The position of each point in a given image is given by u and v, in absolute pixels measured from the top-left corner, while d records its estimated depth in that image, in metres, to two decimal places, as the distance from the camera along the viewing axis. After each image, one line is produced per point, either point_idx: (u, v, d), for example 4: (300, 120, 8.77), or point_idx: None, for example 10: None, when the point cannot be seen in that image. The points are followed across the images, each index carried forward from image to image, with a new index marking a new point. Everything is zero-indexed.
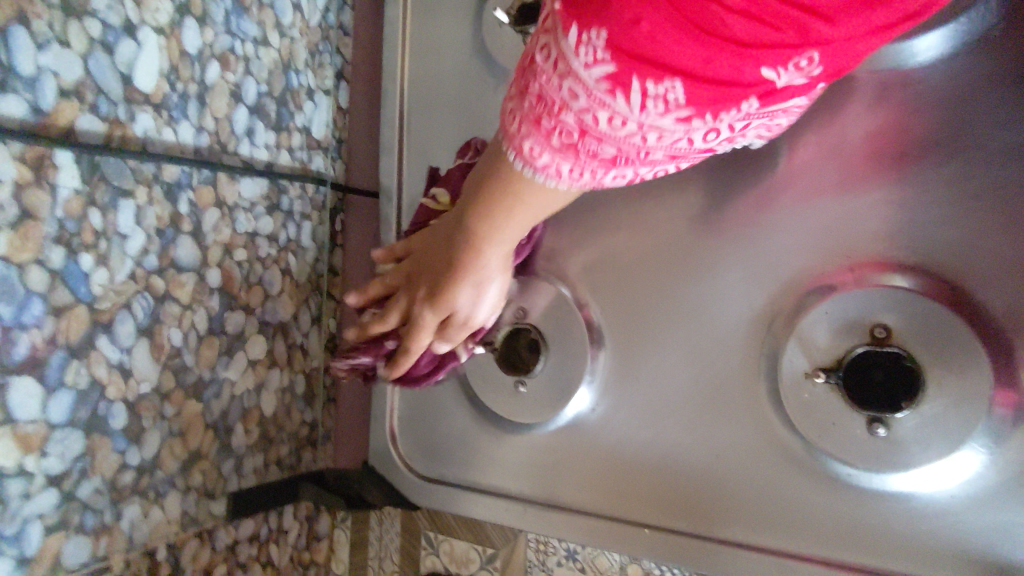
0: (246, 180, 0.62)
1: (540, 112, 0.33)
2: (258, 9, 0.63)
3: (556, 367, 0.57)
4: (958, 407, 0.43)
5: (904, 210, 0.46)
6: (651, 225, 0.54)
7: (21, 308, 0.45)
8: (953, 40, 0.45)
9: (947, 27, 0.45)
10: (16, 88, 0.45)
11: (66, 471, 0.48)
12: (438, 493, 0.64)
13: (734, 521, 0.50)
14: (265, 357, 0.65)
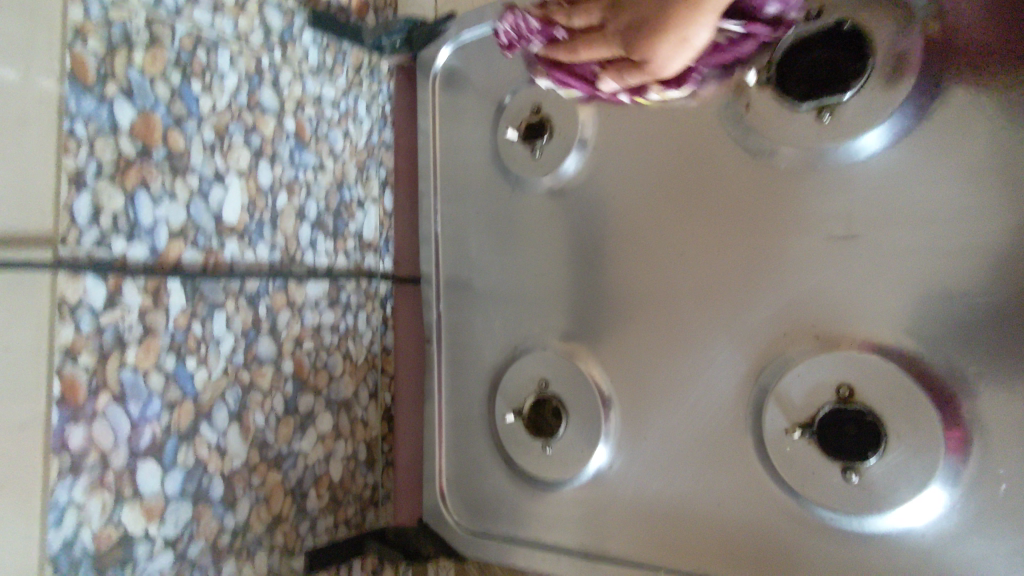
0: (311, 283, 0.75)
1: None
2: (315, 142, 0.77)
3: (577, 430, 0.65)
4: (918, 457, 0.48)
5: (861, 284, 0.53)
6: (650, 304, 0.63)
7: (145, 406, 0.58)
8: (889, 135, 0.52)
9: (885, 123, 0.52)
10: (140, 237, 0.59)
11: (179, 534, 0.60)
12: (484, 544, 0.72)
13: (740, 563, 0.57)
14: (331, 430, 0.76)
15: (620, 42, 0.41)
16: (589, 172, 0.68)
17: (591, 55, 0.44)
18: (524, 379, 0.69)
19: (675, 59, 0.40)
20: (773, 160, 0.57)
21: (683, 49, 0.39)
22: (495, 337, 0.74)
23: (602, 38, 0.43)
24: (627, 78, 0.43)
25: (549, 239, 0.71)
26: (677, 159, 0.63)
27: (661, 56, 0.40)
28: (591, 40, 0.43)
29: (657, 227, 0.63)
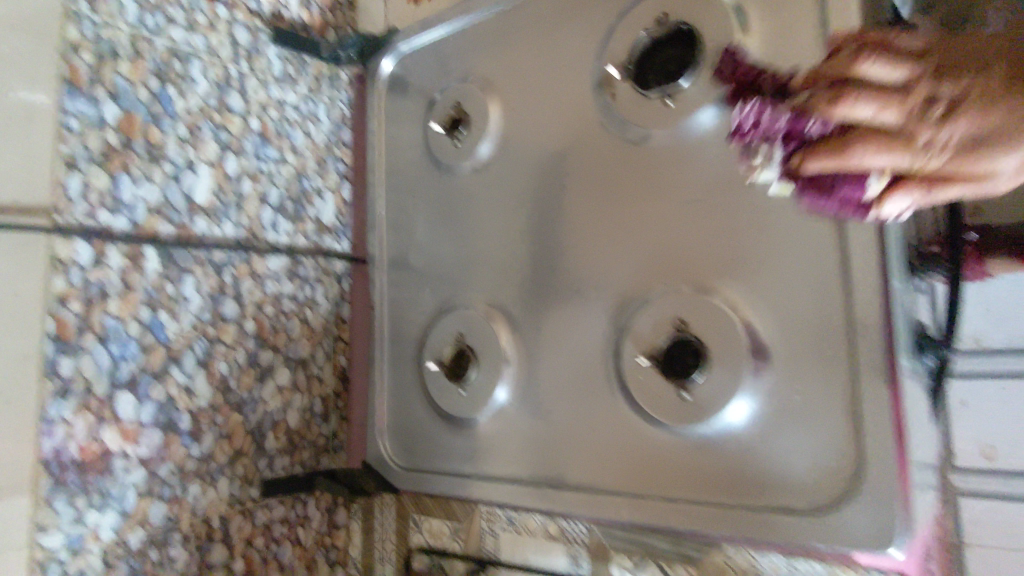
0: (272, 257, 0.87)
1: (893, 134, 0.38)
2: (278, 138, 0.90)
3: (484, 372, 0.77)
4: (729, 372, 0.60)
5: (698, 239, 0.65)
6: (548, 264, 0.76)
7: (123, 347, 0.71)
8: (722, 109, 0.64)
9: (716, 100, 0.63)
10: (122, 211, 0.73)
11: (150, 455, 0.73)
12: (414, 478, 0.84)
13: (605, 472, 0.69)
14: (289, 383, 0.88)
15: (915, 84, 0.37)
16: (498, 157, 0.81)
17: (855, 116, 0.38)
18: (445, 334, 0.82)
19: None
20: (637, 140, 0.69)
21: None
22: (427, 301, 0.87)
23: (928, 121, 0.36)
24: (938, 160, 0.37)
25: (471, 216, 0.83)
26: (568, 144, 0.75)
27: (968, 165, 0.37)
28: (865, 98, 0.37)
29: (552, 200, 0.76)
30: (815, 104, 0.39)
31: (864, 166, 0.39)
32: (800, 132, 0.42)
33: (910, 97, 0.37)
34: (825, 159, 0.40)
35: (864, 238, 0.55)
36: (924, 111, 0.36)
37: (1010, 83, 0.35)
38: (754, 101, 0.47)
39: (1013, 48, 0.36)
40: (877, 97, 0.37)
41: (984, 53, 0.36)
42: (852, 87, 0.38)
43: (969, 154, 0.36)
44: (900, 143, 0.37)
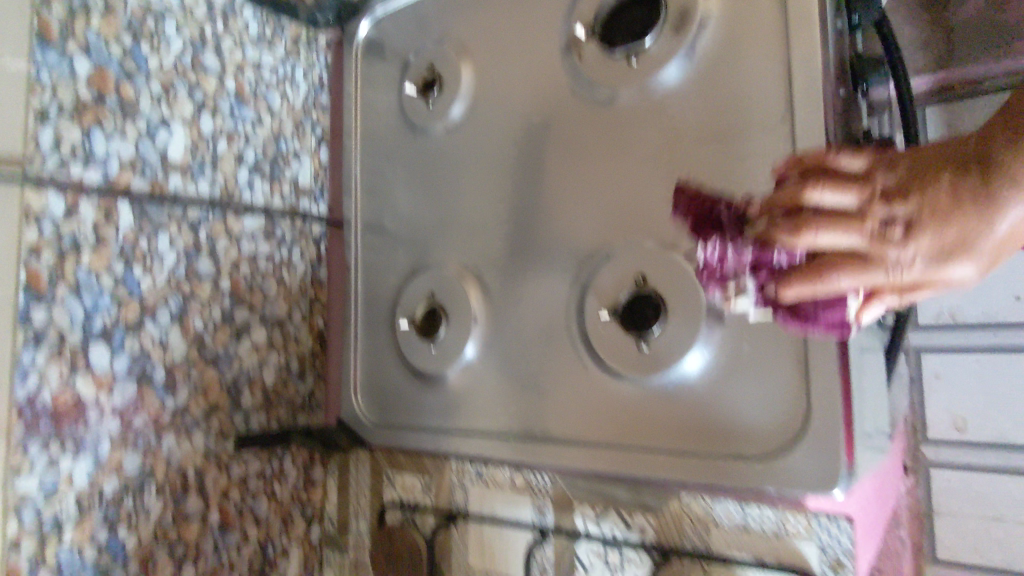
0: (248, 217, 0.88)
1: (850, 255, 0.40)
2: (254, 100, 0.91)
3: (453, 328, 0.79)
4: (686, 323, 0.61)
5: (660, 194, 0.66)
6: (517, 223, 0.77)
7: (97, 299, 0.72)
8: (684, 67, 0.65)
9: (678, 56, 0.65)
10: (95, 165, 0.73)
11: (125, 406, 0.74)
12: (386, 433, 0.86)
13: (568, 424, 0.70)
14: (265, 342, 0.90)
15: (881, 201, 0.40)
16: (470, 118, 0.82)
17: (818, 245, 0.40)
18: (417, 292, 0.83)
19: (1003, 215, 0.38)
20: (604, 97, 0.70)
21: (988, 257, 0.39)
22: (401, 261, 0.88)
23: (894, 238, 0.39)
24: (903, 277, 0.40)
25: (445, 177, 0.85)
26: (538, 104, 0.76)
27: (930, 274, 0.40)
28: (820, 225, 0.40)
29: (522, 160, 0.77)
30: (776, 235, 0.41)
31: (836, 288, 0.41)
32: (767, 263, 0.45)
33: (864, 223, 0.39)
34: (802, 288, 0.42)
35: None
36: (885, 233, 0.39)
37: (955, 201, 0.38)
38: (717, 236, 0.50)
39: (953, 163, 0.39)
40: (837, 220, 0.40)
41: (926, 170, 0.40)
42: (809, 216, 0.40)
43: (939, 263, 0.39)
44: (870, 264, 0.40)
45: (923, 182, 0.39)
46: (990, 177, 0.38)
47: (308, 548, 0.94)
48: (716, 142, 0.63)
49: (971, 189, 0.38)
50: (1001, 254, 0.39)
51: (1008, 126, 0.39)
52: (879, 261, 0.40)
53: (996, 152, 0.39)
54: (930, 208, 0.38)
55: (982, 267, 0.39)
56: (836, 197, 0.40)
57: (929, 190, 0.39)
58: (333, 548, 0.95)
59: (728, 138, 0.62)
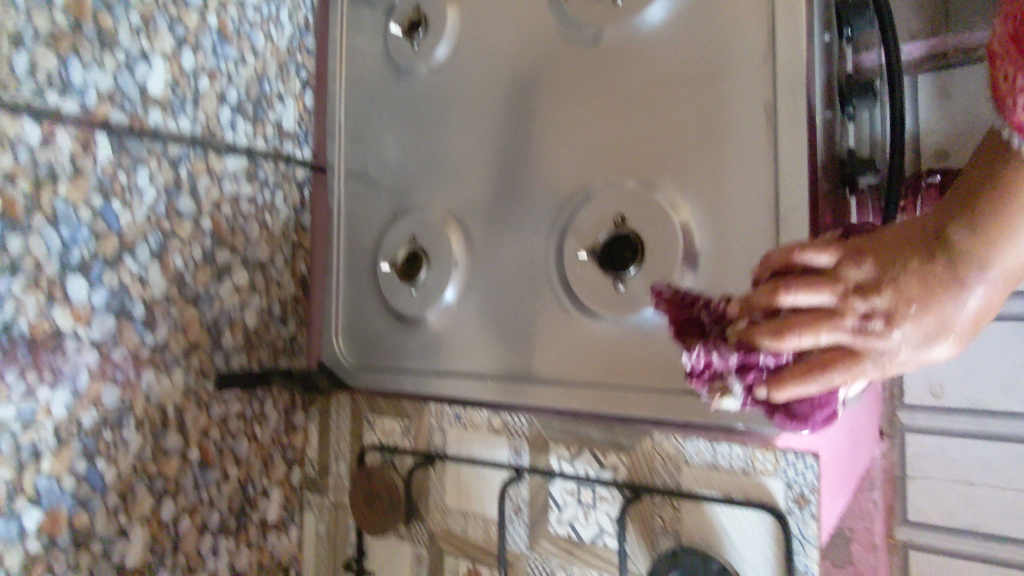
0: (229, 157, 0.87)
1: (838, 356, 0.41)
2: (237, 38, 0.89)
3: (434, 271, 0.79)
4: (662, 263, 0.62)
5: (642, 135, 0.66)
6: (501, 166, 0.76)
7: (74, 230, 0.72)
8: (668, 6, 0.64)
9: None
10: (71, 95, 0.72)
11: (103, 339, 0.74)
12: (366, 376, 0.87)
13: (545, 365, 0.71)
14: (247, 284, 0.89)
15: (857, 297, 0.40)
16: (455, 60, 0.81)
17: (802, 346, 0.41)
18: (399, 236, 0.83)
19: (972, 294, 0.39)
20: (589, 38, 0.70)
21: (963, 334, 0.40)
22: (384, 206, 0.88)
23: (875, 331, 0.39)
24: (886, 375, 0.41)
25: (429, 121, 0.84)
26: (524, 45, 0.75)
27: (913, 357, 0.40)
28: (802, 329, 0.40)
29: (507, 103, 0.76)
30: (759, 339, 0.42)
31: (827, 385, 0.41)
32: (754, 365, 0.45)
33: (846, 324, 0.40)
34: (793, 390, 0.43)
35: (794, 129, 0.57)
36: (866, 326, 0.40)
37: (926, 286, 0.39)
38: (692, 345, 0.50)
39: (915, 247, 0.40)
40: (816, 320, 0.40)
41: (891, 258, 0.41)
42: (790, 321, 0.40)
43: (922, 346, 0.40)
44: (857, 361, 0.40)
45: (896, 268, 0.40)
46: (959, 251, 0.39)
47: (289, 490, 0.95)
48: (699, 82, 0.63)
49: (939, 273, 0.39)
50: (975, 331, 0.40)
51: (955, 206, 0.41)
52: (865, 354, 0.40)
53: (955, 231, 0.40)
54: (906, 290, 0.39)
55: (960, 343, 0.41)
56: (810, 298, 0.40)
57: (901, 275, 0.40)
58: (314, 491, 0.96)
59: (710, 77, 0.62)
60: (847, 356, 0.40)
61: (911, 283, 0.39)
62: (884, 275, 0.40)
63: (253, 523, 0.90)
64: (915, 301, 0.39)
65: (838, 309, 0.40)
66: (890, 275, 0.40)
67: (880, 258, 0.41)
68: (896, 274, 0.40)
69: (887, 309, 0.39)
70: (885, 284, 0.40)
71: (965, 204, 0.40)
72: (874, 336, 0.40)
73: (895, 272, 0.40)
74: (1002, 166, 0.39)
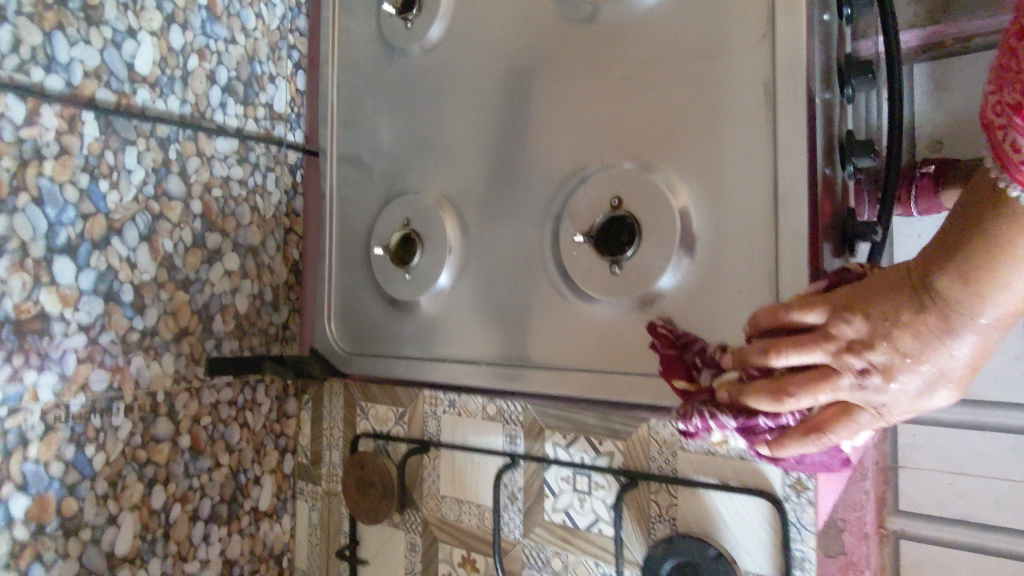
0: (220, 139, 0.85)
1: (836, 414, 0.44)
2: (227, 17, 0.87)
3: (428, 256, 0.78)
4: (659, 245, 0.61)
5: (638, 115, 0.65)
6: (497, 149, 0.75)
7: (60, 211, 0.70)
8: None
9: None
10: (56, 70, 0.70)
11: (91, 323, 0.73)
12: (360, 362, 0.86)
13: (539, 350, 0.70)
14: (239, 269, 0.88)
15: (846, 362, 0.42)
16: (449, 41, 0.80)
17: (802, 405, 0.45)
18: (391, 220, 0.82)
19: (968, 343, 0.38)
20: (586, 16, 0.68)
21: (963, 380, 0.40)
22: (377, 190, 0.87)
23: (869, 390, 0.41)
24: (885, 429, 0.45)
25: (424, 103, 0.82)
26: (520, 24, 0.74)
27: (910, 405, 0.41)
28: (798, 393, 0.44)
29: (502, 84, 0.75)
30: (760, 401, 0.46)
31: (828, 440, 0.46)
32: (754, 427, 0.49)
33: (839, 386, 0.42)
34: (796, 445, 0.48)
35: (793, 108, 0.56)
36: (859, 386, 0.42)
37: (916, 343, 0.39)
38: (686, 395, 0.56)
39: (903, 299, 0.39)
40: (809, 386, 0.43)
41: (880, 314, 0.40)
42: (787, 385, 0.44)
43: (920, 396, 0.41)
44: (853, 417, 0.43)
45: (883, 324, 0.40)
46: (950, 302, 0.37)
47: (281, 477, 0.94)
48: (696, 59, 0.62)
49: (928, 328, 0.38)
50: (976, 374, 0.40)
51: (946, 248, 0.38)
52: (860, 410, 0.43)
53: (943, 281, 0.38)
54: (894, 348, 0.39)
55: (966, 383, 0.40)
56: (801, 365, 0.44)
57: (889, 333, 0.40)
58: (306, 478, 0.96)
59: (708, 54, 0.61)
60: (844, 411, 0.44)
61: (899, 342, 0.39)
62: (872, 334, 0.40)
63: (245, 511, 0.89)
64: (909, 355, 0.39)
65: (829, 374, 0.43)
66: (878, 331, 0.40)
67: (867, 312, 0.41)
68: (884, 331, 0.40)
69: (878, 368, 0.41)
70: (873, 343, 0.40)
71: (956, 245, 0.38)
72: (868, 393, 0.42)
73: (883, 330, 0.40)
74: (993, 212, 0.36)
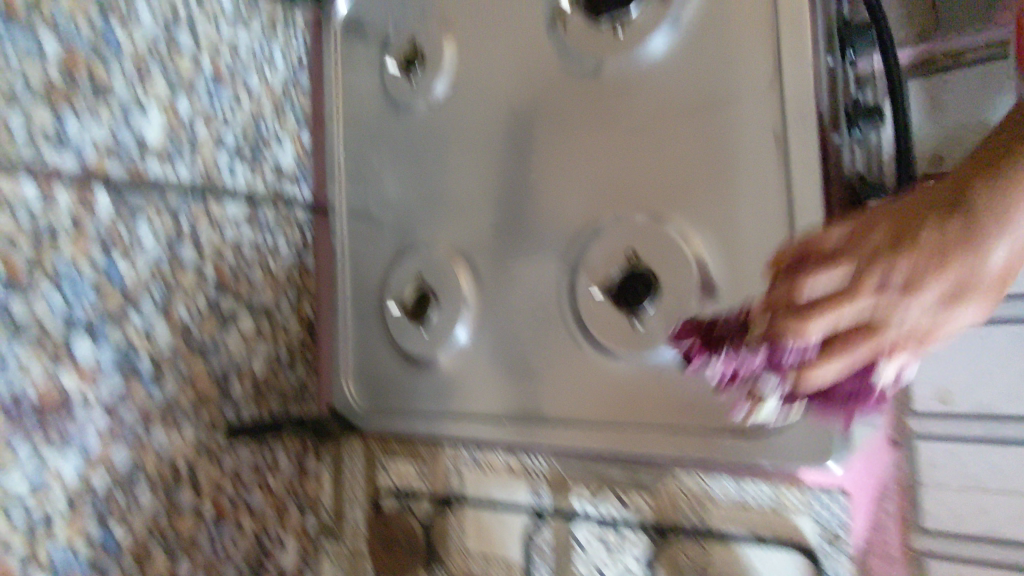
0: (230, 203, 0.86)
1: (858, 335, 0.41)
2: (231, 81, 0.87)
3: (444, 313, 0.78)
4: (676, 301, 0.61)
5: (646, 169, 0.66)
6: (509, 204, 0.75)
7: (78, 290, 0.71)
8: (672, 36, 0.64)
9: (665, 26, 0.64)
10: (69, 150, 0.70)
11: (113, 399, 0.73)
12: (379, 419, 0.86)
13: (562, 405, 0.70)
14: (253, 331, 0.88)
15: (870, 268, 0.39)
16: (454, 97, 0.80)
17: (827, 330, 0.41)
18: (404, 277, 0.83)
19: (1001, 248, 0.37)
20: (591, 74, 0.69)
21: (990, 290, 0.39)
22: (388, 245, 0.87)
23: (893, 301, 0.39)
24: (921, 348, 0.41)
25: (432, 157, 0.83)
26: (525, 80, 0.74)
27: (936, 319, 0.39)
28: (822, 310, 0.41)
29: (512, 136, 0.75)
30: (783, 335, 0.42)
31: (853, 362, 0.42)
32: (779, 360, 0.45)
33: (866, 293, 0.39)
34: (826, 373, 0.43)
35: (805, 161, 0.56)
36: (885, 295, 0.39)
37: (937, 255, 0.38)
38: (716, 352, 0.53)
39: (935, 212, 0.39)
40: (830, 300, 0.41)
41: (909, 222, 0.39)
42: (807, 308, 0.41)
43: (946, 307, 0.39)
44: (876, 334, 0.40)
45: (909, 229, 0.39)
46: (972, 206, 0.38)
47: (305, 539, 0.93)
48: (702, 114, 0.62)
49: (955, 233, 0.37)
50: (1003, 285, 0.39)
51: (981, 161, 0.39)
52: (882, 326, 0.40)
53: (970, 190, 0.38)
54: (925, 248, 0.38)
55: (988, 298, 0.39)
56: (824, 279, 0.41)
57: (917, 238, 0.38)
58: (330, 537, 0.94)
59: (713, 108, 0.62)
60: (864, 333, 0.41)
61: (926, 255, 0.38)
62: (903, 239, 0.39)
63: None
64: (941, 261, 0.38)
65: (846, 295, 0.40)
66: (903, 238, 0.39)
67: (892, 227, 0.40)
68: (914, 236, 0.39)
69: (902, 275, 0.38)
70: (902, 248, 0.39)
71: (983, 161, 0.39)
72: (893, 301, 0.39)
73: (914, 232, 0.39)
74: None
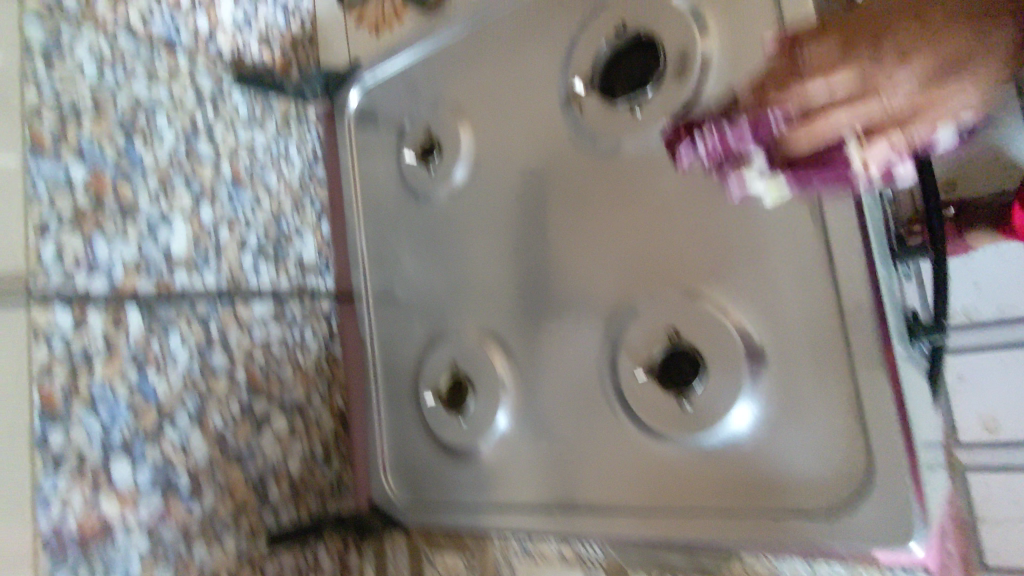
0: (257, 303, 0.86)
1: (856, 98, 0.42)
2: (251, 182, 0.88)
3: (483, 401, 0.77)
4: (727, 378, 0.59)
5: (680, 245, 0.65)
6: (540, 286, 0.75)
7: (113, 412, 0.70)
8: None
9: (683, 105, 0.64)
10: (100, 273, 0.71)
11: (152, 519, 0.72)
12: (422, 513, 0.83)
13: (614, 491, 0.68)
14: (287, 430, 0.87)
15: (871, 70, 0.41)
16: (474, 181, 0.81)
17: (827, 99, 0.43)
18: (438, 365, 0.82)
19: (997, 40, 0.41)
20: (614, 153, 0.69)
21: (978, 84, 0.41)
22: (418, 331, 0.86)
23: (891, 62, 0.41)
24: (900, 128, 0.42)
25: (457, 241, 0.83)
26: (545, 162, 0.75)
27: (926, 102, 0.41)
28: (829, 75, 0.42)
29: (538, 217, 0.75)
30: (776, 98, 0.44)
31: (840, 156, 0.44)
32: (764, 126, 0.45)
33: (864, 53, 0.41)
34: (830, 129, 0.43)
35: (844, 231, 0.55)
36: (888, 70, 0.41)
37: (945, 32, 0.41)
38: (703, 128, 0.49)
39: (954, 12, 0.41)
40: (826, 77, 0.42)
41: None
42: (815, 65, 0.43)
43: (931, 88, 0.41)
44: (869, 97, 0.42)
45: (918, 29, 0.41)
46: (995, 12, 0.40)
47: None
48: None
49: (956, 18, 0.41)
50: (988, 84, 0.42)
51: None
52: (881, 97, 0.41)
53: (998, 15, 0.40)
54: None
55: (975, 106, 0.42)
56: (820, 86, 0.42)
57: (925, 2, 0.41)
58: None
59: None
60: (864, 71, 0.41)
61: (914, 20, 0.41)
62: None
63: None
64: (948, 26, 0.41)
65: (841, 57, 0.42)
66: (920, 24, 0.41)
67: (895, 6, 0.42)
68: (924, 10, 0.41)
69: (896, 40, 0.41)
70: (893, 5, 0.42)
71: None
72: (898, 75, 0.41)
73: None
74: None
